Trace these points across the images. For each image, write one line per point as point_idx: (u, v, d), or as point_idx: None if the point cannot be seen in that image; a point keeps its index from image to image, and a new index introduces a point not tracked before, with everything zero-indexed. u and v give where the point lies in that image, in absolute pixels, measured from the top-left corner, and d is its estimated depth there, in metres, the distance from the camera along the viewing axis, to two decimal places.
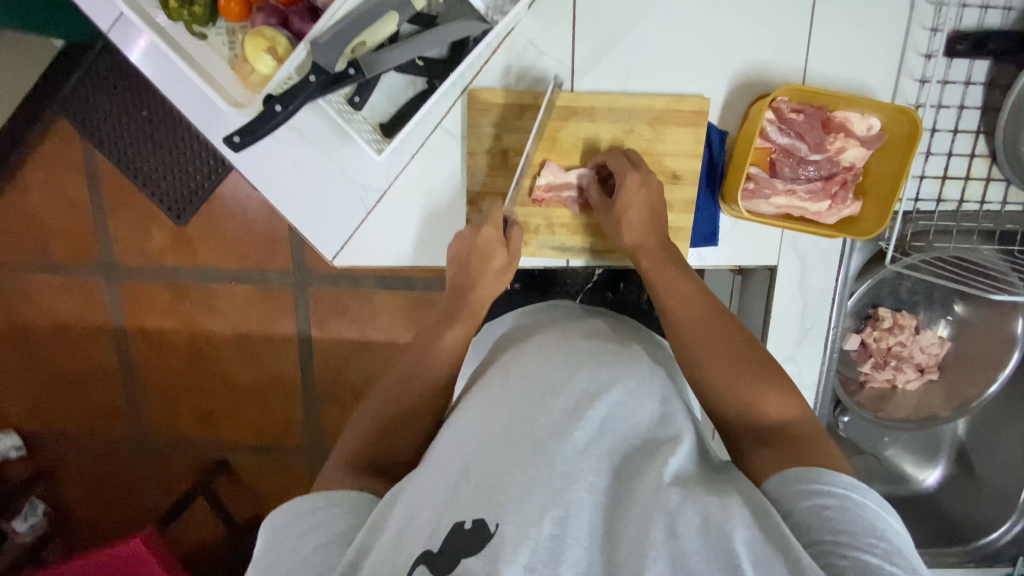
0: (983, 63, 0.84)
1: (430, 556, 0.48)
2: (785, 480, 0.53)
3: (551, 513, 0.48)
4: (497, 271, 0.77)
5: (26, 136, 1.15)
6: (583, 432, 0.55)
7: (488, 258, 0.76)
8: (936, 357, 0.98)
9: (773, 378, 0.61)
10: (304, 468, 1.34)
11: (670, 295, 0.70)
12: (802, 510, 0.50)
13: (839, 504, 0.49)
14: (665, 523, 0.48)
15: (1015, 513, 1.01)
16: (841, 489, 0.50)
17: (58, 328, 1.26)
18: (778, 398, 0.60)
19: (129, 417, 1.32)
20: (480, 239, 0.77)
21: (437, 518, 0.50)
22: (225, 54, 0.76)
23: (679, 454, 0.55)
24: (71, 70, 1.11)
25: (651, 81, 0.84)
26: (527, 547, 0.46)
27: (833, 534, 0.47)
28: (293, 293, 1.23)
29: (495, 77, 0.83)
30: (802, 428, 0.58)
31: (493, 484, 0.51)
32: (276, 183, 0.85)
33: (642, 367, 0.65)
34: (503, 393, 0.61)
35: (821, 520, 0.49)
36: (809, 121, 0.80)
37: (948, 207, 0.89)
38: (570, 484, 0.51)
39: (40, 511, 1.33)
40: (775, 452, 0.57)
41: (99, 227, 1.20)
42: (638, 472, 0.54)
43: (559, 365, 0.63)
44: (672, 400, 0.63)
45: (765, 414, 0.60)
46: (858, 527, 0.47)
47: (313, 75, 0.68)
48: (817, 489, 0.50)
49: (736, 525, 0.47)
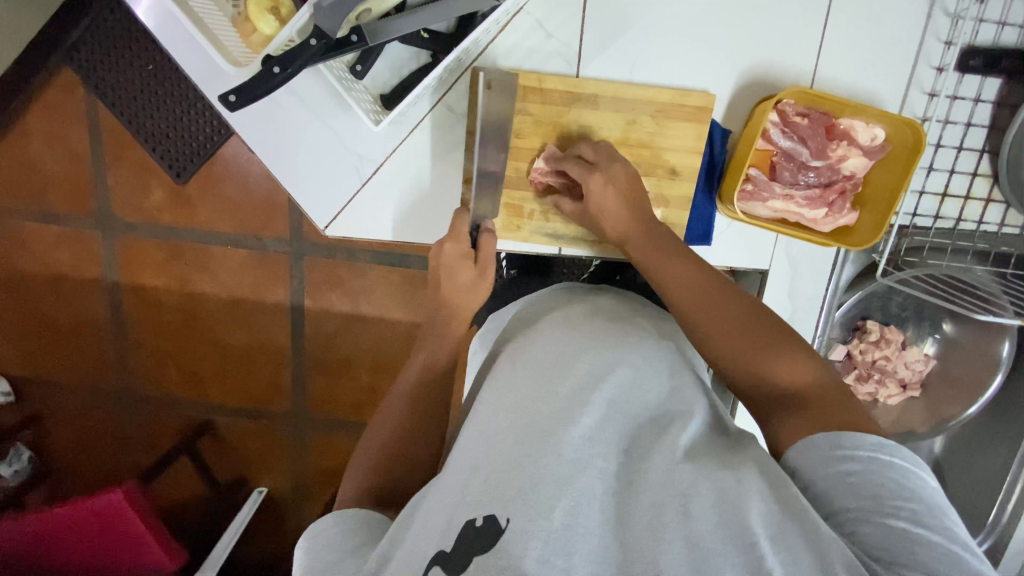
0: (994, 82, 0.83)
1: (444, 556, 0.49)
2: (809, 448, 0.52)
3: (563, 504, 0.48)
4: (467, 287, 0.76)
5: (31, 82, 1.13)
6: (591, 415, 0.55)
7: (454, 277, 0.77)
8: (920, 374, 0.98)
9: (788, 344, 0.60)
10: (284, 436, 1.34)
11: (673, 272, 0.69)
12: (826, 478, 0.49)
13: (865, 469, 0.48)
14: (678, 501, 0.47)
15: (982, 532, 1.00)
16: (866, 452, 0.49)
17: (53, 278, 1.26)
18: (790, 363, 0.58)
19: (119, 371, 1.32)
20: (444, 256, 0.78)
21: (451, 516, 0.51)
22: (228, 10, 0.74)
23: (690, 429, 0.55)
24: (80, 17, 1.10)
25: (657, 73, 0.83)
26: (538, 541, 0.46)
27: (858, 500, 0.47)
28: (290, 261, 1.22)
29: (503, 58, 0.83)
30: (823, 390, 0.56)
31: (503, 479, 0.51)
32: (273, 148, 0.84)
33: (648, 345, 0.64)
34: (510, 388, 0.61)
35: (845, 487, 0.48)
36: (813, 125, 0.79)
37: (945, 224, 0.88)
38: (579, 471, 0.50)
39: (25, 457, 1.33)
40: (801, 417, 0.55)
41: (98, 180, 1.19)
42: (651, 452, 0.53)
43: (564, 351, 0.63)
44: (681, 375, 0.62)
45: (779, 379, 0.58)
46: (885, 491, 0.46)
47: (314, 39, 0.66)
48: (840, 455, 0.50)
49: (748, 499, 0.47)
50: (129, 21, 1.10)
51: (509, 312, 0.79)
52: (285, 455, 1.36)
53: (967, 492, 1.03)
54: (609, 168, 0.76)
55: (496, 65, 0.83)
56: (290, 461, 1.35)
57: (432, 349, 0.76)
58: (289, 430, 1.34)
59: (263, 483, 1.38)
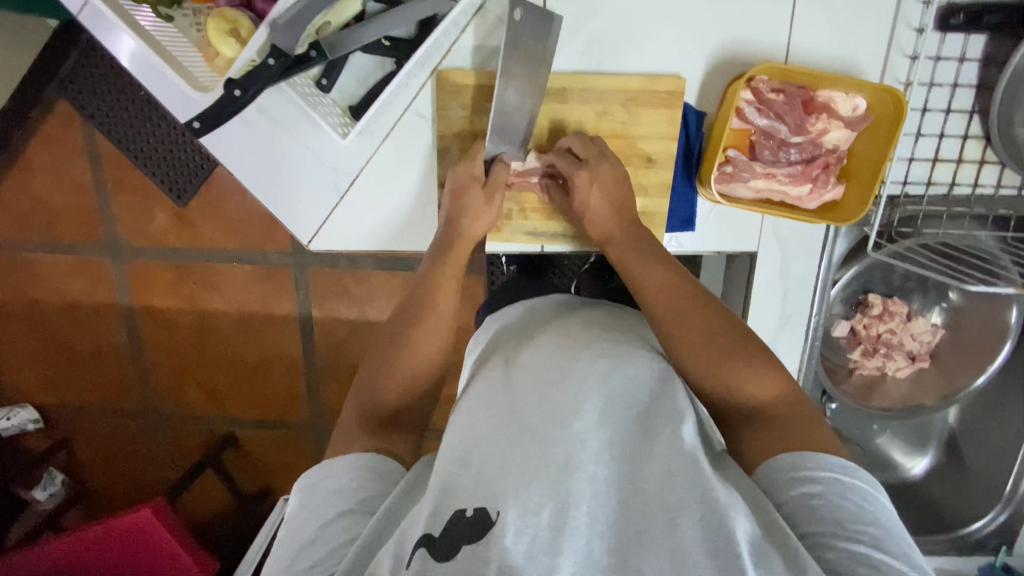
0: (979, 39, 0.79)
1: (431, 539, 0.48)
2: (773, 470, 0.53)
3: (551, 504, 0.49)
4: (485, 219, 0.78)
5: (28, 117, 1.16)
6: (584, 422, 0.54)
7: (472, 208, 0.77)
8: (928, 345, 0.96)
9: (757, 355, 0.59)
10: (304, 443, 1.37)
11: (650, 281, 0.67)
12: (790, 501, 0.50)
13: (826, 490, 0.49)
14: (666, 516, 0.48)
15: (1000, 504, 1.00)
16: (828, 473, 0.50)
17: (68, 306, 1.29)
18: (760, 378, 0.58)
19: (138, 392, 1.35)
20: (464, 190, 0.77)
21: (436, 504, 0.51)
22: (194, 37, 0.78)
23: (687, 428, 0.54)
24: (69, 49, 1.12)
25: (625, 60, 0.81)
26: (526, 536, 0.47)
27: (819, 524, 0.47)
28: (293, 274, 1.24)
29: (467, 58, 0.82)
30: (785, 406, 0.57)
31: (493, 476, 0.52)
32: (251, 168, 0.86)
33: (640, 351, 0.62)
34: (505, 393, 0.60)
35: (808, 510, 0.48)
36: (789, 102, 0.77)
37: (938, 190, 0.85)
38: (570, 473, 0.51)
39: (58, 480, 1.39)
40: (761, 433, 0.57)
41: (102, 207, 1.21)
42: (642, 459, 0.53)
43: (556, 354, 0.61)
44: (671, 380, 0.60)
45: (745, 395, 0.59)
46: (845, 515, 0.47)
47: (272, 58, 0.67)
48: (802, 476, 0.51)
49: (737, 514, 0.47)
50: None
51: (489, 329, 0.76)
52: (308, 463, 1.38)
53: (983, 462, 1.01)
54: (598, 165, 0.76)
55: (463, 65, 0.82)
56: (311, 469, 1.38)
57: (419, 345, 0.69)
58: (309, 438, 1.36)
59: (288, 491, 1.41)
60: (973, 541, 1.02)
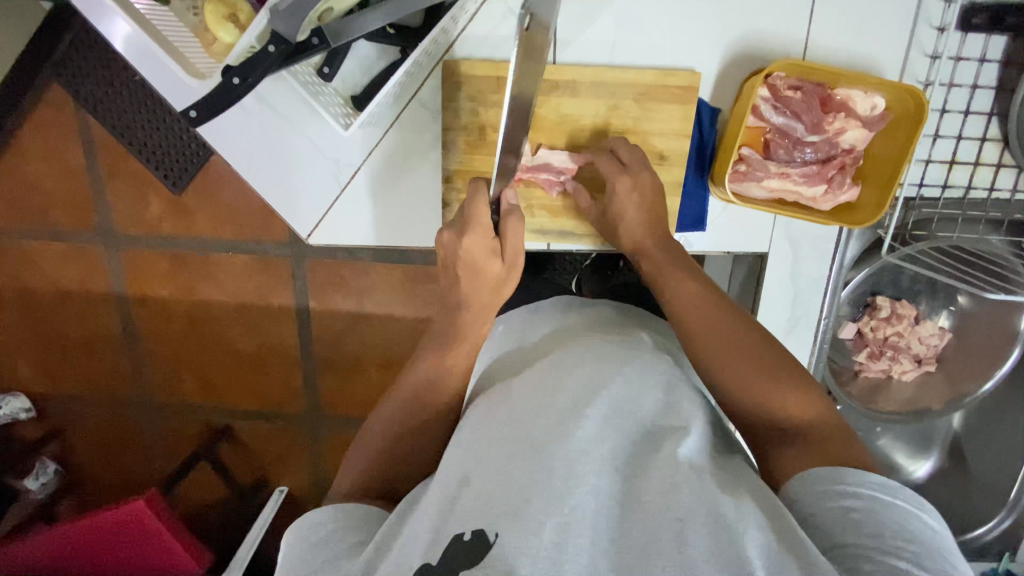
0: (1000, 39, 0.78)
1: (429, 569, 0.48)
2: (806, 483, 0.51)
3: (552, 522, 0.48)
4: (495, 281, 0.69)
5: (20, 100, 1.13)
6: (585, 430, 0.53)
7: (479, 274, 0.68)
8: (935, 349, 0.95)
9: (796, 376, 0.59)
10: (301, 438, 1.35)
11: (682, 294, 0.67)
12: (826, 514, 0.48)
13: (867, 506, 0.47)
14: (674, 528, 0.47)
15: (1004, 509, 1.00)
16: (870, 489, 0.48)
17: (61, 294, 1.27)
18: (795, 396, 0.58)
19: (132, 382, 1.34)
20: (464, 250, 0.68)
21: (436, 531, 0.50)
22: (190, 20, 0.76)
23: (686, 445, 0.53)
24: (62, 32, 1.08)
25: (638, 53, 0.79)
26: (528, 557, 0.46)
27: (859, 537, 0.46)
28: (292, 266, 1.22)
29: (476, 50, 0.80)
30: (826, 426, 0.56)
31: (493, 490, 0.51)
32: (248, 161, 0.83)
33: (643, 357, 0.62)
34: (506, 401, 0.59)
35: (846, 523, 0.47)
36: (807, 99, 0.75)
37: (954, 193, 0.84)
38: (571, 488, 0.49)
39: (51, 470, 1.38)
40: (802, 452, 0.55)
41: (96, 194, 1.19)
42: (646, 468, 0.52)
43: (556, 364, 0.61)
44: (678, 388, 0.60)
45: (785, 413, 0.58)
46: (886, 530, 0.45)
47: (272, 45, 0.65)
48: (842, 490, 0.49)
49: (747, 526, 0.46)
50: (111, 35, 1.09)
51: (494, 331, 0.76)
52: (305, 457, 1.37)
53: (986, 466, 1.01)
54: (638, 172, 0.75)
55: (472, 56, 0.80)
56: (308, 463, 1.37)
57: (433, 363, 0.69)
58: (306, 432, 1.35)
59: (283, 483, 1.40)
60: (975, 547, 1.03)
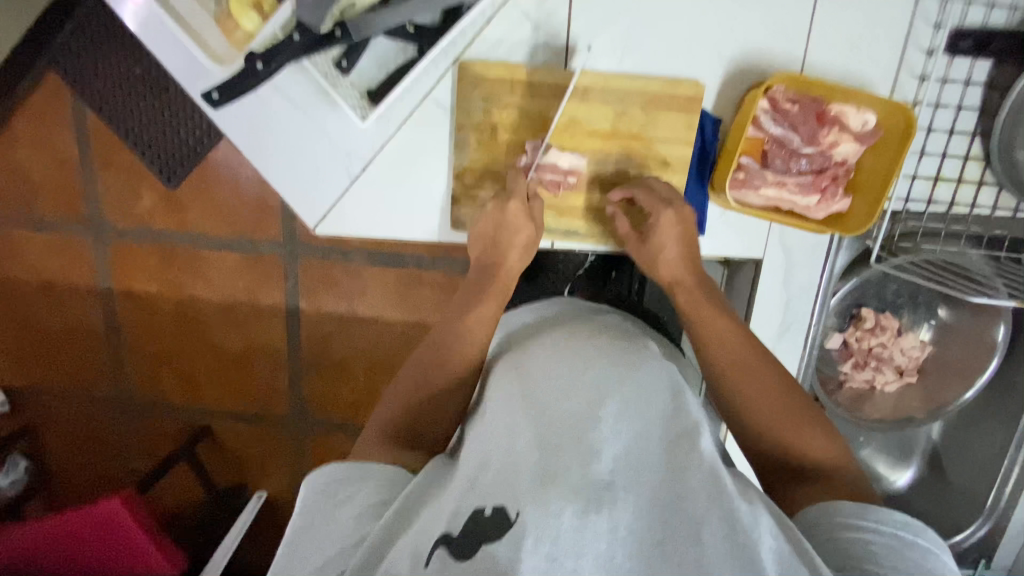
0: (984, 64, 0.83)
1: (450, 538, 0.49)
2: (827, 513, 0.55)
3: (572, 506, 0.48)
4: (522, 247, 0.80)
5: (17, 89, 1.12)
6: (601, 429, 0.54)
7: (515, 233, 0.79)
8: (916, 360, 0.99)
9: (815, 419, 0.65)
10: (281, 438, 1.33)
11: (711, 332, 0.72)
12: (845, 540, 0.52)
13: (885, 541, 0.51)
14: (690, 527, 0.48)
15: (982, 518, 1.02)
16: (890, 526, 0.52)
17: (44, 285, 1.24)
18: (817, 438, 0.63)
19: (112, 377, 1.31)
20: (507, 215, 0.79)
21: (458, 504, 0.51)
22: (211, 9, 0.78)
23: (705, 441, 0.55)
24: (63, 22, 1.08)
25: (645, 63, 0.83)
26: (547, 537, 0.47)
27: (875, 566, 0.49)
28: (283, 264, 1.21)
29: (490, 49, 0.82)
30: (842, 465, 0.62)
31: (513, 472, 0.52)
32: (258, 145, 0.84)
33: (650, 364, 0.63)
34: (523, 399, 0.60)
35: (864, 552, 0.50)
36: (804, 112, 0.79)
37: (938, 209, 0.89)
38: (592, 475, 0.50)
39: (21, 467, 1.32)
40: (815, 486, 0.60)
41: (89, 186, 1.18)
42: (661, 471, 0.53)
43: (570, 365, 0.62)
44: (684, 393, 0.61)
45: (805, 452, 0.63)
46: (904, 566, 0.49)
47: (296, 33, 0.74)
48: (863, 524, 0.53)
49: (759, 533, 0.48)
50: (115, 26, 1.09)
51: (496, 341, 0.79)
52: (285, 461, 1.35)
53: (967, 477, 1.04)
54: (682, 208, 0.79)
55: (484, 56, 0.82)
56: (285, 467, 1.35)
57: (445, 340, 0.73)
58: (289, 435, 1.33)
59: (262, 488, 1.37)
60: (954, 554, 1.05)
